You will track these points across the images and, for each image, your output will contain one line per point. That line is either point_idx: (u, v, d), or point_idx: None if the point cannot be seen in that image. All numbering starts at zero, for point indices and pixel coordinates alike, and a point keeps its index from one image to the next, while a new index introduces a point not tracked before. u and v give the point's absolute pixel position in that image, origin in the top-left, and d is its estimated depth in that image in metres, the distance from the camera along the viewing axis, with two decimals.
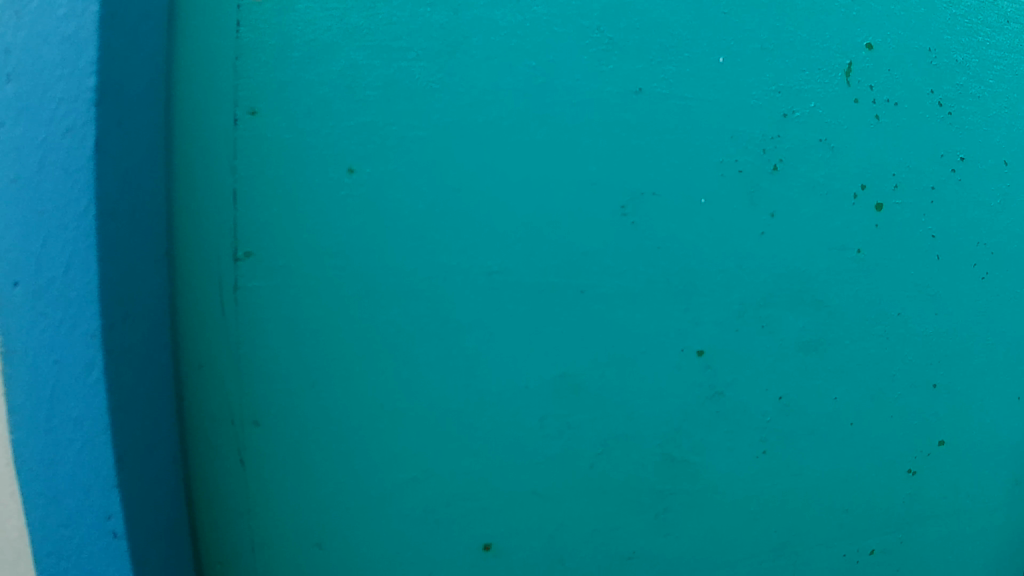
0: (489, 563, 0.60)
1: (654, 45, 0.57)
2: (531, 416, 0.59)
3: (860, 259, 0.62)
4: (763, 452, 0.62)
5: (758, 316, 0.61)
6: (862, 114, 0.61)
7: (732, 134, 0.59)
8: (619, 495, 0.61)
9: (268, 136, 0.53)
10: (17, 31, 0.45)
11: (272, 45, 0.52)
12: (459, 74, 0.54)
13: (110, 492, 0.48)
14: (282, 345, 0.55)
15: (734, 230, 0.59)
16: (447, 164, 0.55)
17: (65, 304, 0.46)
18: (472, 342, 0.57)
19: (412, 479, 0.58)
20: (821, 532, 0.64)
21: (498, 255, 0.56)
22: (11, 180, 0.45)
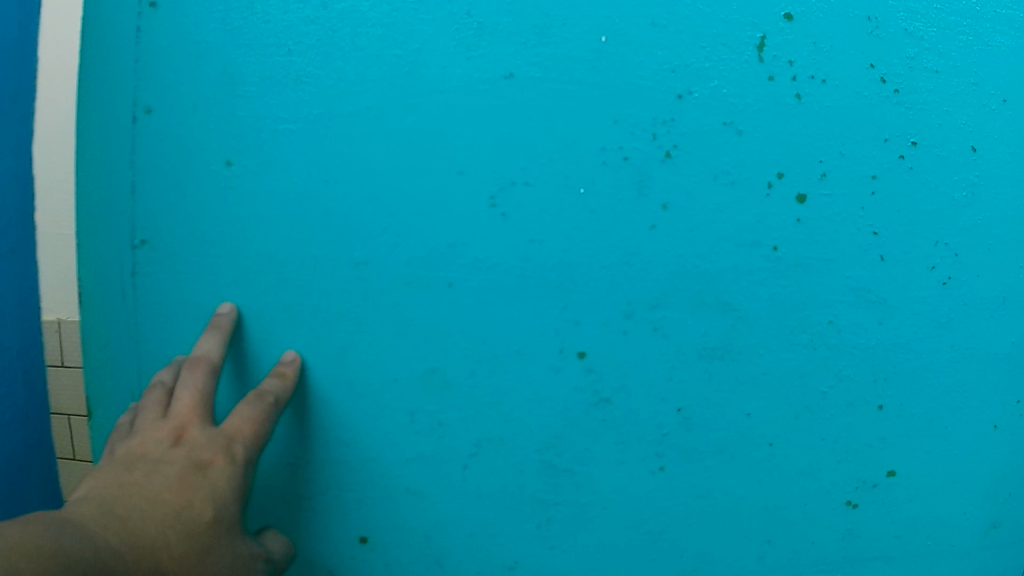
0: (366, 555, 0.60)
1: (526, 28, 0.53)
2: (401, 410, 0.58)
3: (777, 257, 0.54)
4: (660, 469, 0.56)
5: (649, 318, 0.55)
6: (778, 94, 0.52)
7: (617, 118, 0.53)
8: (497, 501, 0.58)
9: (162, 132, 0.57)
10: None
11: (165, 47, 0.56)
12: (328, 67, 0.55)
13: None
14: (172, 328, 0.59)
15: (619, 222, 0.54)
16: (315, 156, 0.56)
17: None
18: (343, 331, 0.58)
19: (289, 464, 0.60)
20: (737, 564, 0.58)
21: (365, 245, 0.56)
22: None
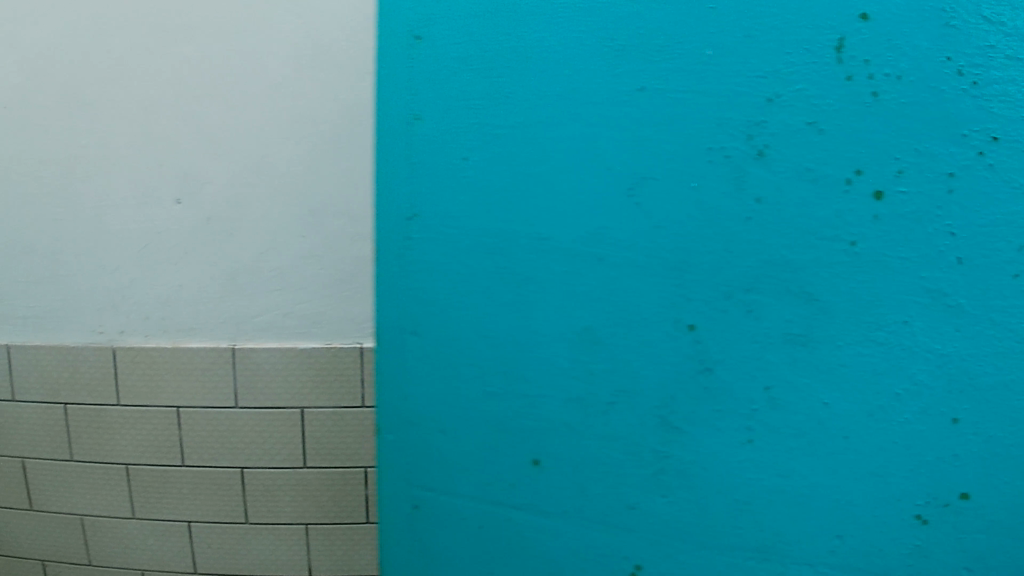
0: (544, 473, 0.90)
1: (655, 45, 0.75)
2: (573, 355, 0.85)
3: (854, 251, 0.74)
4: (750, 429, 0.82)
5: (744, 300, 0.78)
6: (857, 93, 0.71)
7: (720, 123, 0.75)
8: (633, 441, 0.86)
9: (456, 146, 0.83)
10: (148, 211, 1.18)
11: (458, 65, 0.82)
12: (589, 112, 0.78)
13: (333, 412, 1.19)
14: (474, 304, 0.88)
15: (722, 215, 0.77)
16: (557, 159, 0.80)
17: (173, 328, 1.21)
18: (575, 284, 0.83)
19: (529, 405, 0.88)
20: (805, 532, 0.84)
21: (582, 220, 0.81)
22: (181, 293, 1.20)
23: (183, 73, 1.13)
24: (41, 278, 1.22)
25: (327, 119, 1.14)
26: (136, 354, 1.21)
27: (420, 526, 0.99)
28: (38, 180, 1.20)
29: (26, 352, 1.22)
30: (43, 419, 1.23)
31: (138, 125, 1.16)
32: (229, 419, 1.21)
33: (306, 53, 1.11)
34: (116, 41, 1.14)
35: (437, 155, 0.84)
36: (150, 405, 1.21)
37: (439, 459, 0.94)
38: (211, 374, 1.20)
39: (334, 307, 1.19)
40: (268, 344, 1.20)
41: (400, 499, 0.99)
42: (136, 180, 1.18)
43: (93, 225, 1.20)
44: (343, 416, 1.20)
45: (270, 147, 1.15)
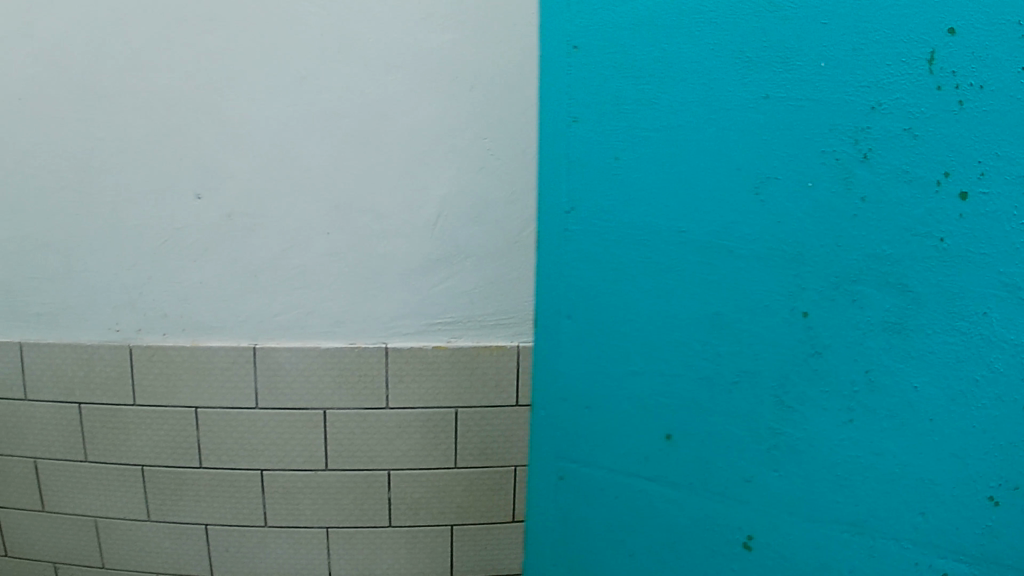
0: (669, 449, 0.91)
1: (775, 61, 0.75)
2: (695, 342, 0.85)
3: (942, 248, 0.72)
4: (851, 420, 0.80)
5: (851, 290, 0.77)
6: (944, 101, 0.70)
7: (832, 127, 0.74)
8: (747, 426, 0.86)
9: (590, 138, 0.84)
10: (167, 204, 1.16)
11: (583, 69, 0.83)
12: (683, 110, 0.80)
13: (358, 410, 1.17)
14: (609, 286, 0.88)
15: (833, 212, 0.76)
16: (670, 161, 0.81)
17: (187, 322, 1.18)
18: (672, 279, 0.84)
19: (661, 387, 0.89)
20: (894, 520, 0.82)
21: (686, 219, 0.82)
22: (201, 285, 1.17)
23: (205, 68, 1.12)
24: (56, 275, 1.20)
25: (361, 117, 1.13)
26: (153, 353, 1.18)
27: (564, 498, 0.99)
28: (53, 174, 1.17)
29: (40, 350, 1.21)
30: (59, 420, 1.23)
31: (158, 120, 1.14)
32: (249, 421, 1.18)
33: (329, 46, 1.10)
34: (134, 35, 1.11)
35: (600, 151, 0.84)
36: (167, 405, 1.19)
37: (579, 437, 0.95)
38: (229, 373, 1.17)
39: (356, 306, 1.16)
40: (289, 343, 1.16)
41: (547, 468, 0.99)
42: (155, 176, 1.15)
43: (110, 220, 1.17)
44: (365, 416, 1.17)
45: (298, 145, 1.13)
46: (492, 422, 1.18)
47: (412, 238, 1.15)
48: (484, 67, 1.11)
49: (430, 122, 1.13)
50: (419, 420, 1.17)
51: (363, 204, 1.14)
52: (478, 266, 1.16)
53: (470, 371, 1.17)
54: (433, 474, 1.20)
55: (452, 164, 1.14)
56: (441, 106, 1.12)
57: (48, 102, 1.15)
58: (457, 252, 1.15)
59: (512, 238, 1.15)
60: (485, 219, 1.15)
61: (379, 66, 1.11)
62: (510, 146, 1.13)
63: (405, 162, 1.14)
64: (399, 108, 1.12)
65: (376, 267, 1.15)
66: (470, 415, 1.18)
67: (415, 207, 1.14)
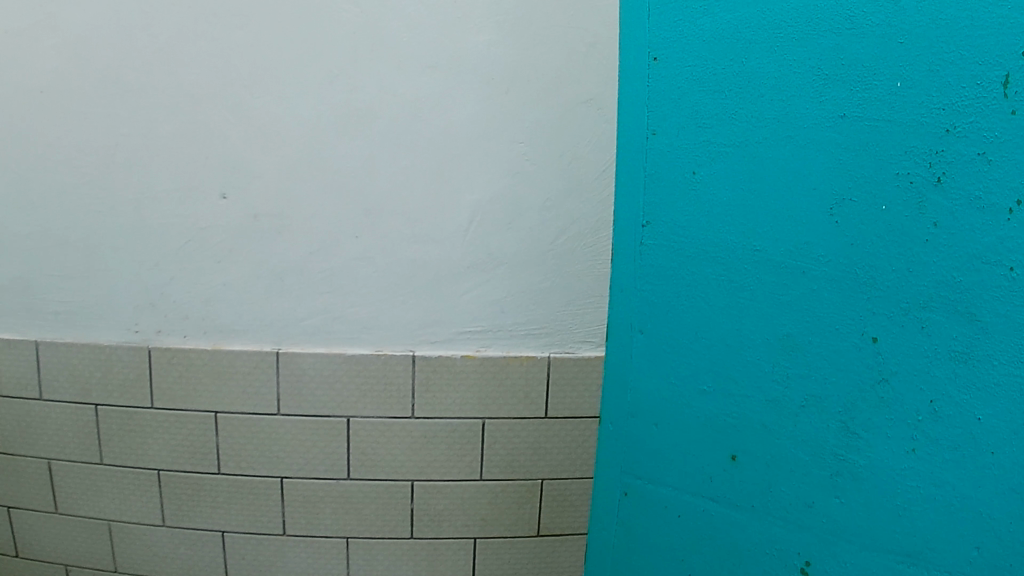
0: (736, 469, 0.87)
1: (851, 78, 0.70)
2: (767, 363, 0.81)
3: (1013, 277, 0.63)
4: (913, 450, 0.72)
5: (919, 317, 0.69)
6: (1018, 126, 0.61)
7: (907, 149, 0.68)
8: (812, 449, 0.80)
9: (664, 150, 0.84)
10: (192, 203, 1.13)
11: (662, 88, 0.83)
12: (756, 130, 0.77)
13: (383, 419, 1.14)
14: (679, 306, 0.87)
15: (905, 235, 0.69)
16: (744, 177, 0.79)
17: (209, 324, 1.15)
18: (744, 300, 0.82)
19: (731, 408, 0.86)
20: (952, 556, 0.72)
21: (760, 238, 0.79)
22: (223, 287, 1.14)
23: (234, 64, 1.09)
24: (76, 273, 1.17)
25: (395, 115, 1.10)
26: (173, 356, 1.15)
27: (628, 512, 0.99)
28: (77, 170, 1.14)
29: (58, 349, 1.18)
30: (74, 420, 1.21)
31: (185, 116, 1.11)
32: (271, 427, 1.15)
33: (362, 45, 1.07)
34: (161, 28, 1.08)
35: (676, 166, 0.84)
36: (186, 409, 1.16)
37: (643, 454, 0.96)
38: (252, 378, 1.14)
39: (384, 312, 1.13)
40: (314, 349, 1.13)
41: (613, 483, 1.01)
42: (180, 174, 1.12)
43: (132, 219, 1.14)
44: (390, 425, 1.14)
45: (328, 144, 1.11)
46: (519, 434, 1.16)
47: (442, 244, 1.12)
48: (521, 71, 1.09)
49: (465, 126, 1.10)
50: (445, 430, 1.15)
51: (394, 208, 1.11)
52: (510, 274, 1.13)
53: (499, 382, 1.14)
54: (458, 486, 1.17)
55: (486, 169, 1.11)
56: (477, 109, 1.10)
57: (73, 95, 1.12)
58: (489, 260, 1.13)
59: (546, 246, 1.13)
60: (519, 226, 1.12)
61: (414, 66, 1.08)
62: (546, 152, 1.11)
63: (439, 163, 1.11)
64: (433, 111, 1.10)
65: (405, 273, 1.12)
66: (498, 426, 1.15)
67: (446, 212, 1.12)
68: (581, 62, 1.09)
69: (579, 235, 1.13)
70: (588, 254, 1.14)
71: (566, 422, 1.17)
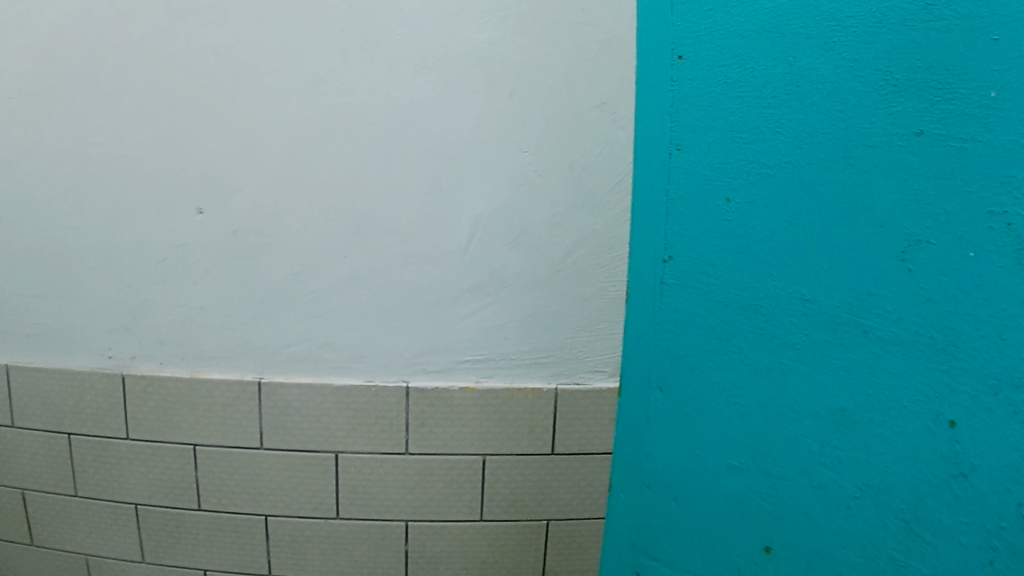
0: (767, 562, 0.76)
1: (931, 84, 0.57)
2: (813, 442, 0.70)
3: None
4: (992, 562, 0.59)
5: (1013, 399, 0.55)
6: None
7: (1003, 180, 0.54)
8: (861, 547, 0.68)
9: (689, 168, 0.74)
10: (167, 218, 1.03)
11: (689, 95, 0.73)
12: (808, 148, 0.65)
13: (374, 456, 1.04)
14: (704, 368, 0.77)
15: (998, 293, 0.55)
16: (792, 208, 0.67)
17: (187, 350, 1.05)
18: (790, 358, 0.70)
19: (766, 489, 0.75)
20: None
21: (813, 283, 0.67)
22: (201, 310, 1.04)
23: (212, 64, 0.99)
24: (45, 293, 1.08)
25: (390, 120, 0.99)
26: (148, 384, 1.06)
27: None
28: (45, 182, 1.05)
29: (29, 374, 1.10)
30: (47, 450, 1.12)
31: (159, 123, 1.01)
32: (254, 463, 1.06)
33: (351, 44, 0.97)
34: (133, 27, 0.99)
35: (705, 191, 0.73)
36: (163, 441, 1.08)
37: (661, 530, 0.85)
38: (232, 410, 1.05)
39: (376, 339, 1.03)
40: (300, 379, 1.04)
41: (624, 559, 0.90)
42: (154, 187, 1.03)
43: (103, 235, 1.05)
44: (382, 462, 1.04)
45: (314, 153, 1.00)
46: (523, 471, 1.07)
47: (439, 265, 1.02)
48: (526, 72, 0.99)
49: (465, 133, 1.00)
50: (442, 468, 1.05)
51: (386, 224, 1.01)
52: (514, 298, 1.02)
53: (501, 416, 1.04)
54: (455, 527, 1.08)
55: (488, 181, 1.01)
56: (478, 113, 0.99)
57: (39, 101, 1.02)
58: (491, 281, 1.02)
59: (554, 266, 1.02)
60: (524, 244, 1.02)
61: (408, 67, 0.98)
62: (554, 161, 1.01)
63: (435, 174, 1.01)
64: (429, 116, 0.99)
65: (399, 296, 1.02)
66: (500, 462, 1.05)
67: (444, 228, 1.01)
68: (593, 62, 0.99)
69: (590, 254, 1.03)
70: (599, 275, 1.04)
71: (576, 458, 1.07)
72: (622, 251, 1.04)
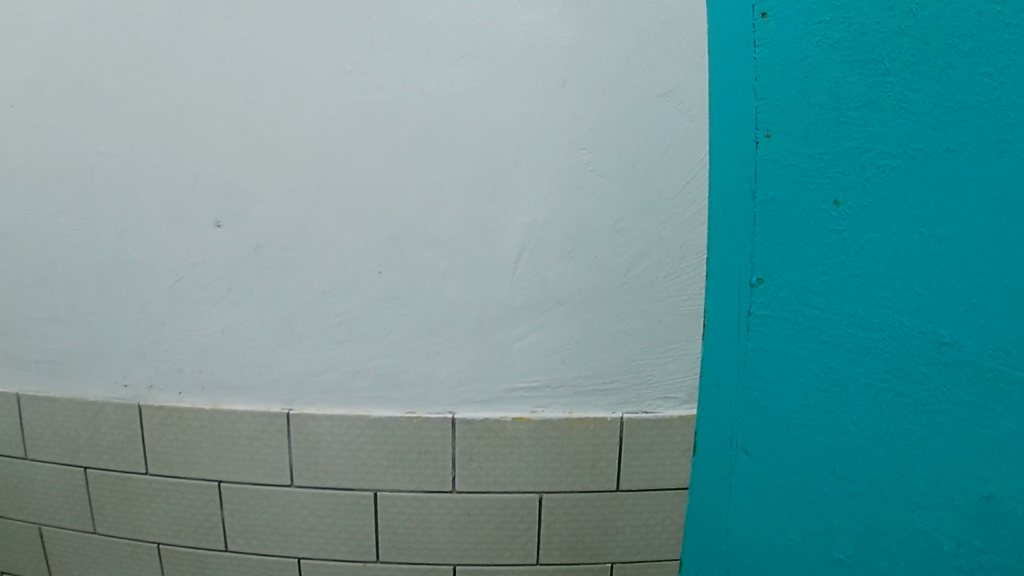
0: None
1: None
2: (946, 537, 0.54)
3: None
4: None
5: None
6: None
7: None
8: None
9: (781, 161, 0.56)
10: (182, 233, 0.93)
11: (780, 62, 0.55)
12: (953, 128, 0.48)
13: (416, 495, 0.93)
14: (807, 433, 0.59)
15: None
16: (925, 214, 0.50)
17: (208, 380, 0.95)
18: (921, 423, 0.53)
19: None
20: None
21: (953, 316, 0.50)
22: (224, 334, 0.94)
23: (225, 61, 0.88)
24: (56, 317, 0.98)
25: (423, 117, 0.87)
26: (167, 416, 0.96)
27: None
28: (49, 197, 0.95)
29: (42, 404, 1.01)
30: (62, 484, 1.03)
31: (170, 127, 0.91)
32: (283, 502, 0.95)
33: (380, 33, 0.86)
34: (142, 23, 0.89)
35: (806, 194, 0.56)
36: (185, 477, 0.98)
37: None
38: (259, 445, 0.94)
39: (416, 366, 0.91)
40: (332, 410, 0.93)
41: None
42: (167, 199, 0.92)
43: (114, 253, 0.95)
44: (426, 502, 0.93)
45: (341, 156, 0.89)
46: (585, 510, 0.95)
47: (487, 280, 0.89)
48: (579, 59, 0.87)
49: (512, 130, 0.88)
50: (494, 507, 0.94)
51: (425, 235, 0.89)
52: (573, 316, 0.90)
53: (560, 450, 0.93)
54: (507, 571, 0.97)
55: (540, 182, 0.88)
56: (525, 105, 0.87)
57: (44, 107, 0.93)
58: (545, 298, 0.90)
59: (618, 279, 0.90)
60: (582, 254, 0.89)
61: (444, 56, 0.86)
62: (615, 159, 0.88)
63: (478, 175, 0.88)
64: (470, 111, 0.87)
65: (443, 316, 0.90)
66: (558, 501, 0.94)
67: (492, 238, 0.89)
68: (656, 44, 0.87)
69: (659, 265, 0.90)
70: (669, 288, 0.91)
71: (643, 497, 0.96)
72: (695, 261, 0.90)
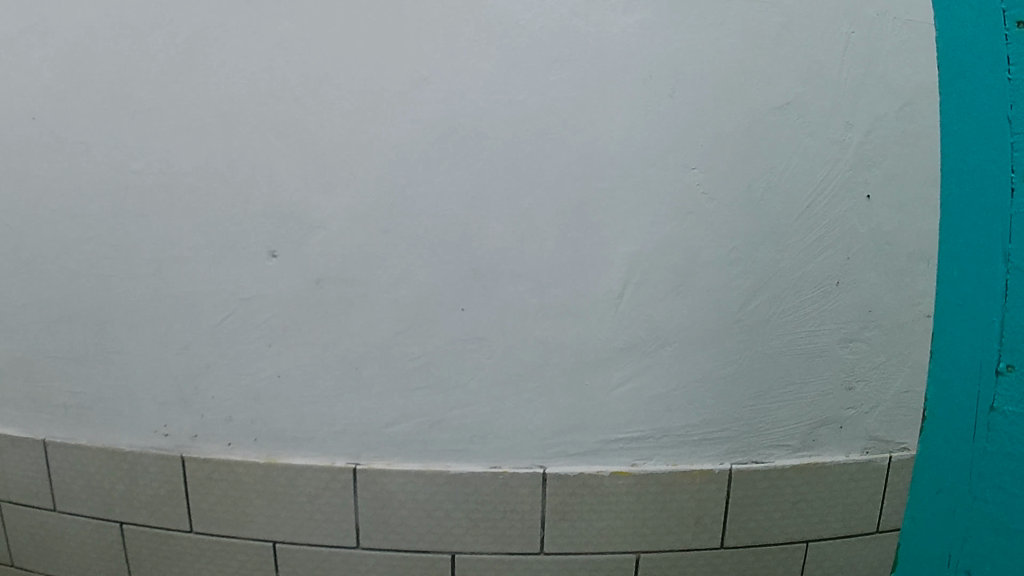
0: None
1: None
2: None
3: None
4: None
5: None
6: None
7: None
8: None
9: None
10: (231, 264, 0.81)
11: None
12: None
13: (500, 557, 0.84)
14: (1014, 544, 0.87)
15: None
16: None
17: (262, 430, 0.84)
18: None
19: None
20: None
21: None
22: (279, 379, 0.83)
23: (282, 68, 0.77)
24: (85, 356, 0.87)
25: (513, 132, 0.76)
26: (215, 469, 0.86)
27: None
28: (76, 221, 0.83)
29: (70, 453, 0.89)
30: (94, 539, 0.92)
31: (217, 143, 0.79)
32: (349, 566, 0.86)
33: (463, 35, 0.75)
34: (183, 23, 0.77)
35: None
36: (235, 537, 0.87)
37: None
38: (320, 503, 0.84)
39: (502, 416, 0.81)
40: (405, 465, 0.83)
41: None
42: (214, 225, 0.81)
43: (153, 286, 0.83)
44: (512, 565, 0.84)
45: (416, 177, 0.77)
46: (686, 570, 0.86)
47: (584, 319, 0.79)
48: (690, 65, 0.75)
49: (613, 147, 0.76)
50: (586, 569, 0.84)
51: (514, 268, 0.78)
52: (680, 358, 0.80)
53: (662, 507, 0.83)
54: None
55: (646, 207, 0.77)
56: (628, 118, 0.76)
57: (71, 119, 0.81)
58: (651, 338, 0.80)
59: (731, 316, 0.80)
60: (692, 290, 0.79)
61: (535, 61, 0.75)
62: (729, 180, 0.78)
63: (575, 201, 0.77)
64: (567, 125, 0.76)
65: (534, 359, 0.80)
66: (657, 561, 0.85)
67: (591, 272, 0.78)
68: (777, 48, 0.76)
69: (776, 300, 0.80)
70: (785, 325, 0.81)
71: (750, 555, 0.86)
72: (817, 294, 0.81)
